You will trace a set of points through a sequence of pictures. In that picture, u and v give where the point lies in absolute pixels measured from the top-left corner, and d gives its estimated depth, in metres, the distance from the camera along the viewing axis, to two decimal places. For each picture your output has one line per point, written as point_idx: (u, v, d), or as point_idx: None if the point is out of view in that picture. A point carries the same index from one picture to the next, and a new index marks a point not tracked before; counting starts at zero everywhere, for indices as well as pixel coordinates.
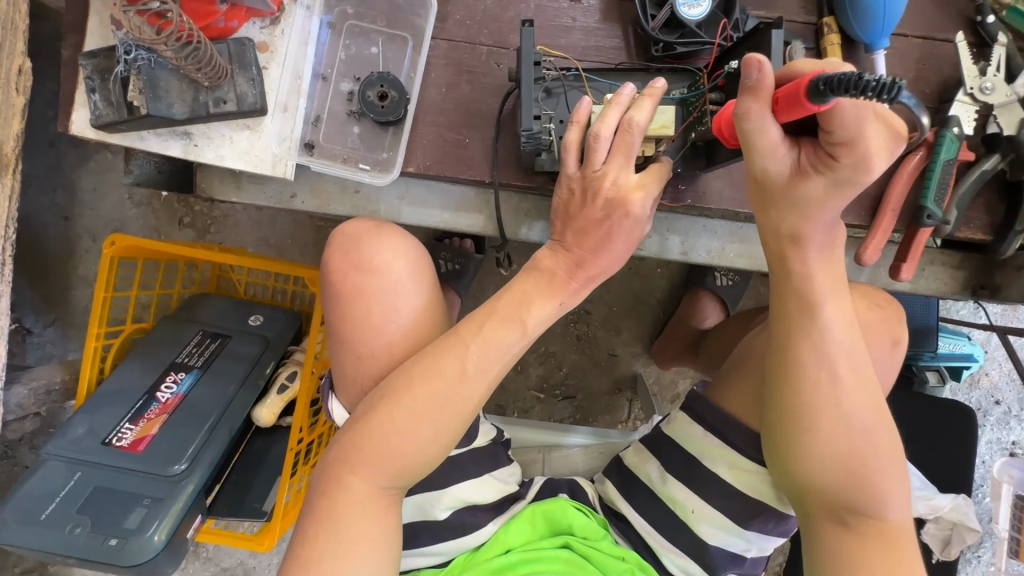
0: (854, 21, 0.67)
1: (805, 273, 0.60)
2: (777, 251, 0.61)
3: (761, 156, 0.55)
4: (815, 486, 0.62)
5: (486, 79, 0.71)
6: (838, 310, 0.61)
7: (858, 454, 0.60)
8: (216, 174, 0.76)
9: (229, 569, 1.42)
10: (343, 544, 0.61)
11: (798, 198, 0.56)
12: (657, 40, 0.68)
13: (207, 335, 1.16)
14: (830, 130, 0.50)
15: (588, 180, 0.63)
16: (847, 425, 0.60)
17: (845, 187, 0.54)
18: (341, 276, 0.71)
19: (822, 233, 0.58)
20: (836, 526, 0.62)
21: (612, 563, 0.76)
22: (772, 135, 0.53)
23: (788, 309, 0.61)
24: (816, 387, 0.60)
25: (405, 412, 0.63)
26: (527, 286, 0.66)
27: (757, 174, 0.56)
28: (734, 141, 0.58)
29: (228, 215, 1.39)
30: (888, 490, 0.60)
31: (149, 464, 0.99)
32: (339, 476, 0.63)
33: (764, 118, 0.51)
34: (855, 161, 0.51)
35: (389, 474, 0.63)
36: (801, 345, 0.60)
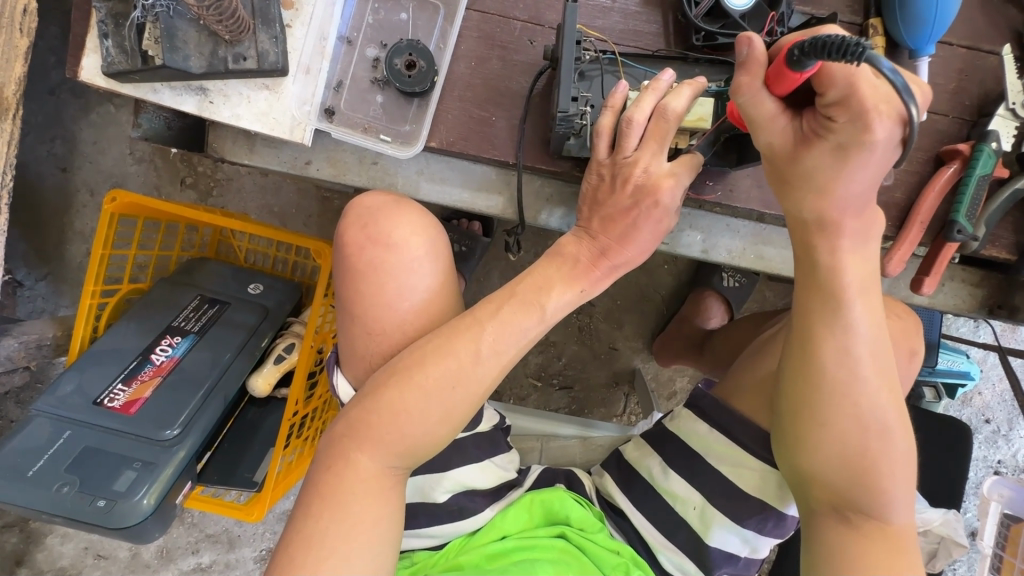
0: (902, 25, 0.64)
1: (833, 263, 0.56)
2: (803, 239, 0.57)
3: (764, 128, 0.54)
4: (822, 484, 0.60)
5: (518, 56, 0.68)
6: (866, 309, 0.57)
7: (869, 454, 0.58)
8: (229, 135, 0.72)
9: (213, 536, 1.41)
10: (347, 520, 0.60)
11: (805, 169, 0.53)
12: (699, 28, 0.65)
13: (205, 300, 1.14)
14: (822, 91, 0.48)
15: (618, 166, 0.62)
16: (862, 424, 0.58)
17: (849, 151, 0.50)
18: (357, 249, 0.70)
19: (850, 213, 0.54)
20: (839, 523, 0.61)
21: (607, 555, 0.75)
22: (768, 106, 0.52)
23: (810, 303, 0.58)
24: (833, 388, 0.58)
25: (417, 392, 0.61)
26: (549, 271, 0.65)
27: (763, 150, 0.55)
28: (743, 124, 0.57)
29: (232, 179, 1.36)
30: (895, 491, 0.59)
31: (140, 427, 0.98)
32: (346, 452, 0.62)
33: (755, 91, 0.50)
34: (851, 119, 0.47)
35: (396, 453, 0.62)
36: (824, 342, 0.58)
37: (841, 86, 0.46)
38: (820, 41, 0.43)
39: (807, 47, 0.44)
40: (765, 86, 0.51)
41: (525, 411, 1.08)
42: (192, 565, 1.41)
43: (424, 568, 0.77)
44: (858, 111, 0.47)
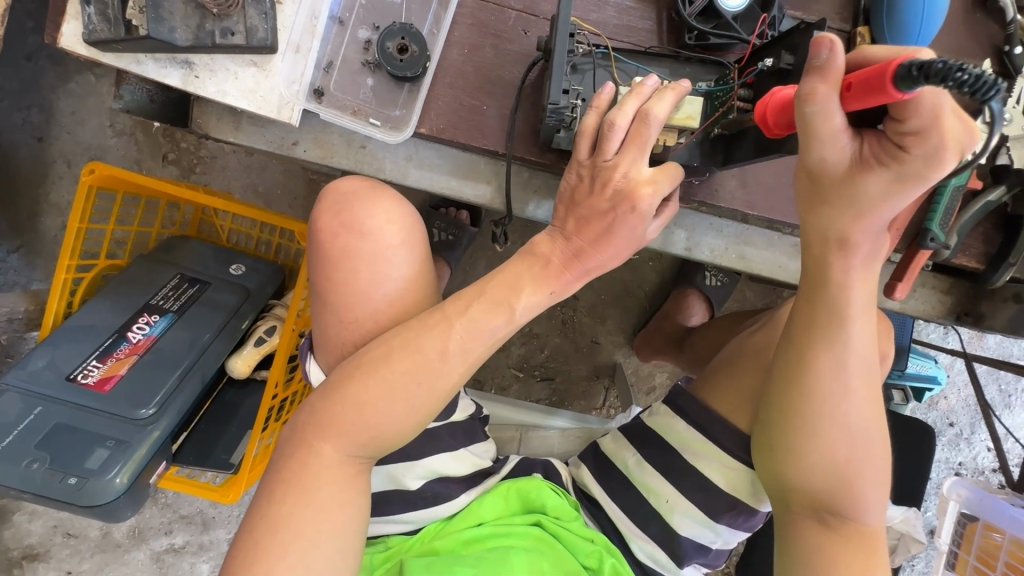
0: (888, 30, 0.65)
1: (842, 282, 0.60)
2: (820, 255, 0.60)
3: (821, 143, 0.51)
4: (805, 489, 0.64)
5: (511, 45, 0.68)
6: (863, 329, 0.61)
7: (853, 464, 0.63)
8: (214, 111, 0.71)
9: (187, 517, 1.40)
10: (311, 507, 0.61)
11: (852, 194, 0.53)
12: (692, 27, 0.65)
13: (185, 279, 1.13)
14: (902, 118, 0.46)
15: (598, 167, 0.62)
16: (850, 436, 0.63)
17: (909, 182, 0.50)
18: (330, 235, 0.69)
19: (871, 237, 0.57)
20: (817, 525, 0.65)
21: (580, 544, 0.77)
22: (835, 121, 0.49)
23: (811, 317, 0.62)
24: (826, 399, 0.62)
25: (382, 386, 0.62)
26: (519, 271, 0.65)
27: (812, 165, 0.54)
28: (776, 130, 0.54)
29: (216, 156, 1.33)
30: (870, 496, 0.64)
31: (116, 405, 0.96)
32: (309, 440, 0.63)
33: (830, 102, 0.48)
34: (927, 152, 0.47)
35: (359, 443, 0.63)
36: (820, 357, 0.62)
37: (926, 116, 0.45)
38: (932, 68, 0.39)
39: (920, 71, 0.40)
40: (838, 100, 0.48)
41: (504, 401, 1.09)
42: (164, 545, 1.40)
43: (398, 552, 0.78)
44: (935, 145, 0.47)
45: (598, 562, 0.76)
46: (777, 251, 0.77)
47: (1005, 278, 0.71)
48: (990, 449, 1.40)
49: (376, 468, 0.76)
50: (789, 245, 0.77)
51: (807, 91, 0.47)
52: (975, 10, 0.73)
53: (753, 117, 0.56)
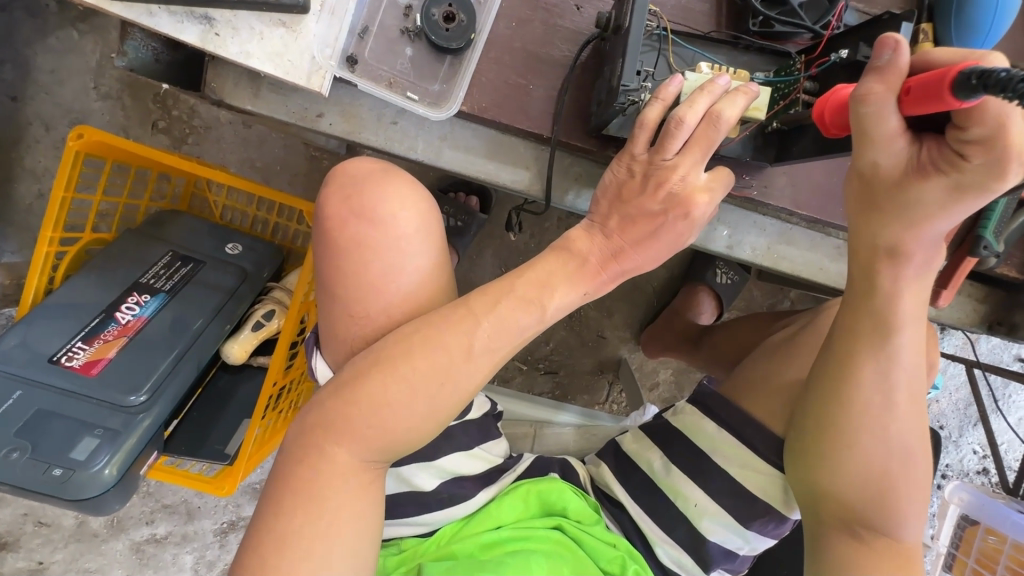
0: (954, 34, 0.62)
1: (892, 290, 0.56)
2: (867, 264, 0.56)
3: (876, 148, 0.49)
4: (841, 501, 0.61)
5: (563, 21, 0.64)
6: (910, 338, 0.58)
7: (890, 477, 0.59)
8: (231, 74, 0.64)
9: (170, 507, 1.34)
10: (324, 517, 0.56)
11: (909, 200, 0.50)
12: (758, 13, 0.62)
13: (177, 257, 1.05)
14: (964, 126, 0.44)
15: (653, 166, 0.56)
16: (888, 448, 0.59)
17: (967, 192, 0.47)
18: (339, 223, 0.63)
19: (926, 246, 0.53)
20: (850, 539, 0.61)
21: (604, 549, 0.74)
22: (890, 125, 0.47)
23: (858, 323, 0.58)
24: (865, 410, 0.59)
25: (400, 384, 0.57)
26: (552, 266, 0.59)
27: (865, 168, 0.51)
28: (835, 130, 0.51)
29: (211, 127, 1.25)
30: (910, 512, 0.60)
31: (103, 391, 0.89)
32: (321, 444, 0.58)
33: (886, 106, 0.46)
34: (986, 162, 0.44)
35: (374, 448, 0.58)
36: (863, 366, 0.58)
37: (990, 125, 0.43)
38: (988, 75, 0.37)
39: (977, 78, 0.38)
40: (896, 104, 0.46)
41: (515, 396, 1.05)
42: (145, 536, 1.33)
43: (414, 556, 0.73)
44: (997, 155, 0.44)
45: (620, 568, 0.74)
46: (818, 252, 0.75)
47: None
48: (977, 452, 1.42)
49: (390, 469, 0.72)
50: (831, 246, 0.75)
51: (865, 91, 0.45)
52: None
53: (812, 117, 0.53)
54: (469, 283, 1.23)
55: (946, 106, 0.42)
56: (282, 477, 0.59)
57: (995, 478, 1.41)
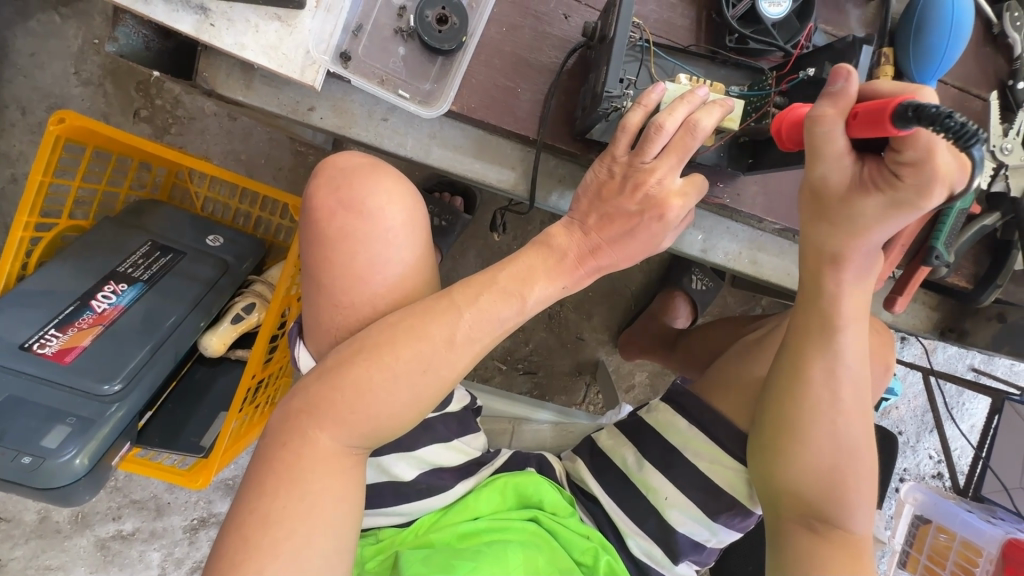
0: (912, 57, 0.66)
1: (836, 294, 0.58)
2: (814, 269, 0.58)
3: (824, 163, 0.52)
4: (795, 493, 0.63)
5: (551, 28, 0.66)
6: (855, 339, 0.60)
7: (840, 469, 0.61)
8: (224, 65, 0.65)
9: (138, 502, 1.31)
10: (302, 501, 0.57)
11: (850, 213, 0.53)
12: (733, 29, 0.65)
13: (157, 247, 1.04)
14: (900, 148, 0.47)
15: (632, 168, 0.57)
16: (838, 442, 0.62)
17: (902, 208, 0.50)
18: (327, 215, 0.64)
19: (865, 254, 0.56)
20: (806, 531, 0.63)
21: (577, 540, 0.76)
22: (838, 143, 0.50)
23: (809, 321, 0.61)
24: (818, 405, 0.61)
25: (384, 372, 0.59)
26: (533, 261, 0.61)
27: (815, 181, 0.54)
28: (789, 145, 0.55)
29: (195, 118, 1.24)
30: (860, 504, 0.62)
31: (76, 379, 0.88)
32: (303, 428, 0.60)
33: (835, 126, 0.49)
34: (918, 182, 0.48)
35: (357, 434, 0.60)
36: (813, 365, 0.61)
37: (921, 148, 0.46)
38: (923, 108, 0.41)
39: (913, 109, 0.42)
40: (844, 125, 0.49)
41: (492, 394, 1.06)
42: (111, 532, 1.30)
43: (391, 545, 0.74)
44: (927, 177, 0.47)
45: (592, 559, 0.75)
46: (786, 258, 0.79)
47: (991, 299, 0.76)
48: (932, 457, 1.49)
49: (370, 458, 0.73)
50: (797, 253, 0.79)
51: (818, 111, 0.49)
52: (985, 44, 0.73)
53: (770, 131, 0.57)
54: (451, 282, 1.25)
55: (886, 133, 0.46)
56: (263, 463, 0.59)
57: (948, 482, 1.48)
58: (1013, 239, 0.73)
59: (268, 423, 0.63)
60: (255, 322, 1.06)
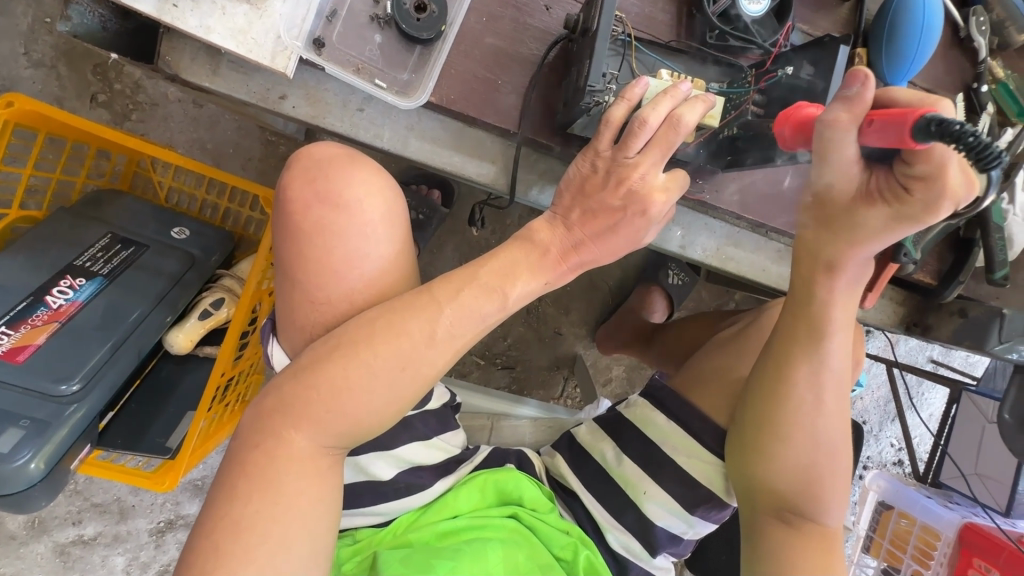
0: (885, 57, 0.67)
1: (827, 300, 0.59)
2: (806, 274, 0.59)
3: (832, 169, 0.51)
4: (772, 489, 0.64)
5: (532, 20, 0.65)
6: (841, 345, 0.61)
7: (818, 468, 0.63)
8: (187, 49, 0.62)
9: (100, 506, 1.26)
10: (276, 503, 0.56)
11: (852, 223, 0.53)
12: (714, 26, 0.65)
13: (117, 240, 1.00)
14: (911, 161, 0.47)
15: (615, 163, 0.57)
16: (816, 442, 0.62)
17: (905, 222, 0.51)
18: (303, 208, 0.61)
19: (859, 264, 0.56)
20: (780, 523, 0.65)
21: (557, 536, 0.76)
22: (848, 151, 0.49)
23: (796, 330, 0.61)
24: (799, 409, 0.62)
25: (361, 369, 0.57)
26: (515, 255, 0.60)
27: (820, 187, 0.53)
28: (792, 142, 0.54)
29: (158, 104, 1.19)
30: (833, 498, 0.63)
31: (30, 380, 0.83)
32: (279, 428, 0.58)
33: (848, 133, 0.48)
34: (926, 198, 0.48)
35: (335, 434, 0.59)
36: (799, 369, 0.61)
37: (934, 164, 0.46)
38: (945, 125, 0.41)
39: (935, 124, 0.41)
40: (857, 132, 0.48)
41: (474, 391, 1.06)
42: (71, 537, 1.24)
43: (368, 546, 0.73)
44: (936, 192, 0.47)
45: (572, 554, 0.76)
46: (761, 255, 0.80)
47: (954, 295, 0.78)
48: (894, 445, 1.55)
49: (348, 457, 0.71)
50: (772, 250, 0.80)
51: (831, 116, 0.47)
52: (953, 46, 0.75)
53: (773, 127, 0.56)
54: (427, 277, 1.23)
55: (902, 145, 0.45)
56: (236, 466, 0.57)
57: (908, 469, 1.54)
58: (974, 236, 0.75)
59: (240, 423, 0.61)
60: (224, 318, 1.03)
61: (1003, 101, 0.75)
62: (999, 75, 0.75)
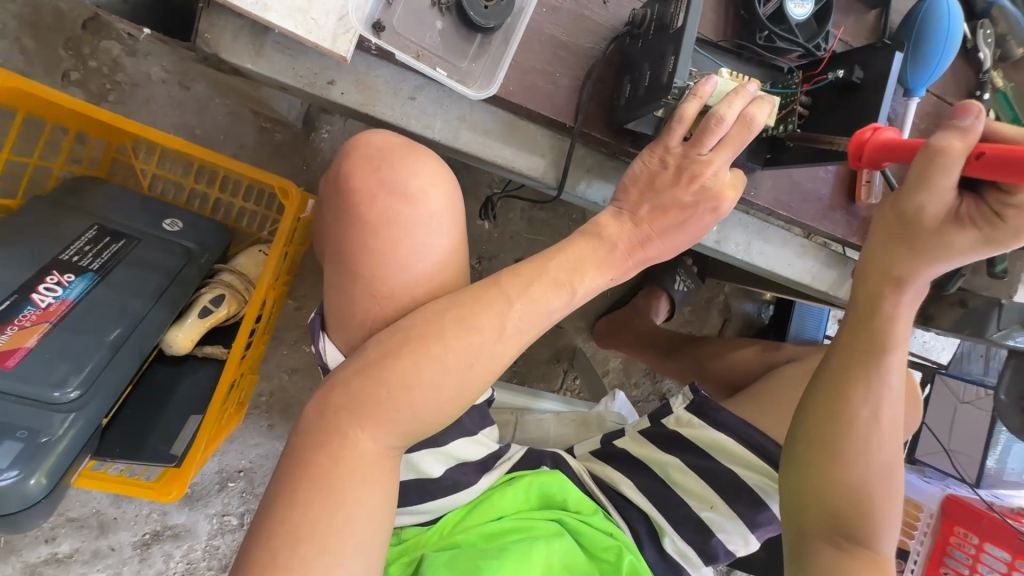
0: (911, 64, 0.72)
1: (891, 315, 0.64)
2: (875, 290, 0.64)
3: (928, 194, 0.56)
4: (826, 504, 0.65)
5: (589, 13, 0.65)
6: (898, 364, 0.66)
7: (870, 488, 0.65)
8: (229, 26, 0.57)
9: (77, 521, 1.16)
10: (343, 509, 0.53)
11: (937, 243, 0.59)
12: (765, 27, 0.67)
13: (105, 232, 0.91)
14: (1014, 192, 0.53)
15: (687, 160, 0.59)
16: (870, 461, 0.65)
17: (986, 245, 0.57)
18: (368, 198, 0.60)
19: (923, 282, 0.62)
20: (831, 548, 0.65)
21: (599, 538, 0.76)
22: (951, 179, 0.54)
23: (857, 344, 0.66)
24: (855, 422, 0.65)
25: (433, 366, 0.55)
26: (583, 250, 0.60)
27: (911, 210, 0.58)
28: (869, 164, 0.58)
29: (138, 84, 1.09)
30: (885, 524, 0.65)
31: (22, 386, 0.75)
32: (343, 427, 0.55)
33: (957, 164, 0.52)
34: (1020, 226, 0.54)
35: (401, 433, 0.57)
36: (856, 385, 0.66)
37: None
38: None
39: None
40: (965, 163, 0.52)
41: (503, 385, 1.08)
42: (43, 556, 1.14)
43: (415, 546, 0.72)
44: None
45: (615, 557, 0.75)
46: (788, 250, 0.84)
47: (955, 285, 0.86)
48: None
49: (404, 455, 0.69)
50: (797, 245, 0.85)
51: (948, 144, 0.51)
52: (959, 56, 0.81)
53: (847, 148, 0.59)
54: None
55: (1016, 177, 0.48)
56: (295, 472, 0.54)
57: None
58: None
59: (296, 423, 0.58)
60: (224, 317, 0.98)
61: (1001, 109, 0.82)
62: (998, 85, 0.82)
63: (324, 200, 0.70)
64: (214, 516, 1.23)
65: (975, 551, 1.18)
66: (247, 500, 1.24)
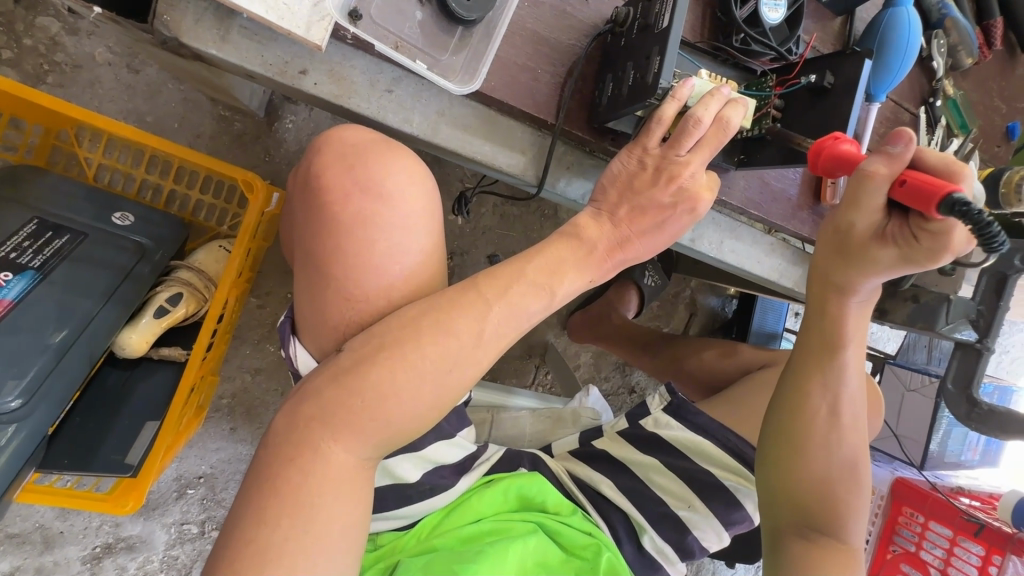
0: (874, 72, 0.75)
1: (840, 318, 0.65)
2: (821, 296, 0.66)
3: (857, 212, 0.58)
4: (791, 497, 0.68)
5: (572, 10, 0.64)
6: (854, 359, 0.67)
7: (832, 482, 0.68)
8: (191, 8, 0.53)
9: (19, 537, 1.08)
10: (315, 524, 0.51)
11: (863, 256, 0.60)
12: (741, 29, 0.68)
13: (46, 226, 0.83)
14: (928, 217, 0.54)
15: (665, 161, 0.59)
16: (832, 456, 0.68)
17: (909, 264, 0.58)
18: (343, 196, 0.58)
19: (866, 288, 0.63)
20: (801, 541, 0.68)
21: (577, 538, 0.76)
22: (875, 201, 0.56)
23: (812, 344, 0.68)
24: (815, 420, 0.68)
25: (409, 371, 0.54)
26: (562, 252, 0.60)
27: (843, 224, 0.60)
28: (820, 171, 0.59)
29: (80, 65, 1.01)
30: (850, 516, 0.68)
31: None
32: (314, 438, 0.53)
33: (880, 186, 0.55)
34: (931, 248, 0.55)
35: (374, 443, 0.55)
36: (814, 382, 0.68)
37: (945, 223, 0.53)
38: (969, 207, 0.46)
39: (962, 205, 0.47)
40: (888, 188, 0.54)
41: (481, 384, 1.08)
42: None
43: (392, 551, 0.71)
44: (941, 245, 0.54)
45: (592, 555, 0.75)
46: (757, 248, 0.87)
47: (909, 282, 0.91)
48: None
49: (381, 462, 0.68)
50: (766, 243, 0.88)
51: (870, 169, 0.54)
52: (916, 64, 0.85)
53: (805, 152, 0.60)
54: None
55: (930, 211, 0.50)
56: (264, 486, 0.52)
57: None
58: None
59: (266, 430, 0.55)
60: (181, 317, 0.92)
61: (951, 114, 0.88)
62: (949, 93, 0.86)
63: (294, 196, 0.67)
64: (172, 526, 1.16)
65: (920, 529, 1.46)
66: (208, 507, 1.18)
